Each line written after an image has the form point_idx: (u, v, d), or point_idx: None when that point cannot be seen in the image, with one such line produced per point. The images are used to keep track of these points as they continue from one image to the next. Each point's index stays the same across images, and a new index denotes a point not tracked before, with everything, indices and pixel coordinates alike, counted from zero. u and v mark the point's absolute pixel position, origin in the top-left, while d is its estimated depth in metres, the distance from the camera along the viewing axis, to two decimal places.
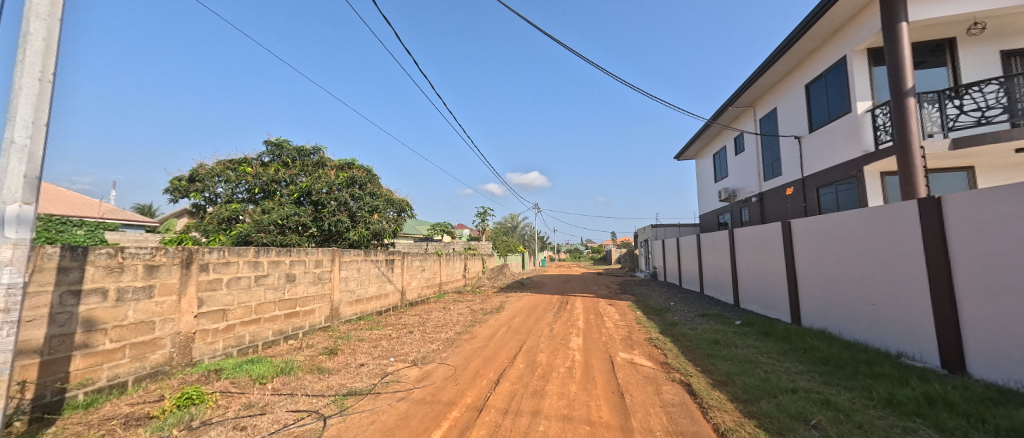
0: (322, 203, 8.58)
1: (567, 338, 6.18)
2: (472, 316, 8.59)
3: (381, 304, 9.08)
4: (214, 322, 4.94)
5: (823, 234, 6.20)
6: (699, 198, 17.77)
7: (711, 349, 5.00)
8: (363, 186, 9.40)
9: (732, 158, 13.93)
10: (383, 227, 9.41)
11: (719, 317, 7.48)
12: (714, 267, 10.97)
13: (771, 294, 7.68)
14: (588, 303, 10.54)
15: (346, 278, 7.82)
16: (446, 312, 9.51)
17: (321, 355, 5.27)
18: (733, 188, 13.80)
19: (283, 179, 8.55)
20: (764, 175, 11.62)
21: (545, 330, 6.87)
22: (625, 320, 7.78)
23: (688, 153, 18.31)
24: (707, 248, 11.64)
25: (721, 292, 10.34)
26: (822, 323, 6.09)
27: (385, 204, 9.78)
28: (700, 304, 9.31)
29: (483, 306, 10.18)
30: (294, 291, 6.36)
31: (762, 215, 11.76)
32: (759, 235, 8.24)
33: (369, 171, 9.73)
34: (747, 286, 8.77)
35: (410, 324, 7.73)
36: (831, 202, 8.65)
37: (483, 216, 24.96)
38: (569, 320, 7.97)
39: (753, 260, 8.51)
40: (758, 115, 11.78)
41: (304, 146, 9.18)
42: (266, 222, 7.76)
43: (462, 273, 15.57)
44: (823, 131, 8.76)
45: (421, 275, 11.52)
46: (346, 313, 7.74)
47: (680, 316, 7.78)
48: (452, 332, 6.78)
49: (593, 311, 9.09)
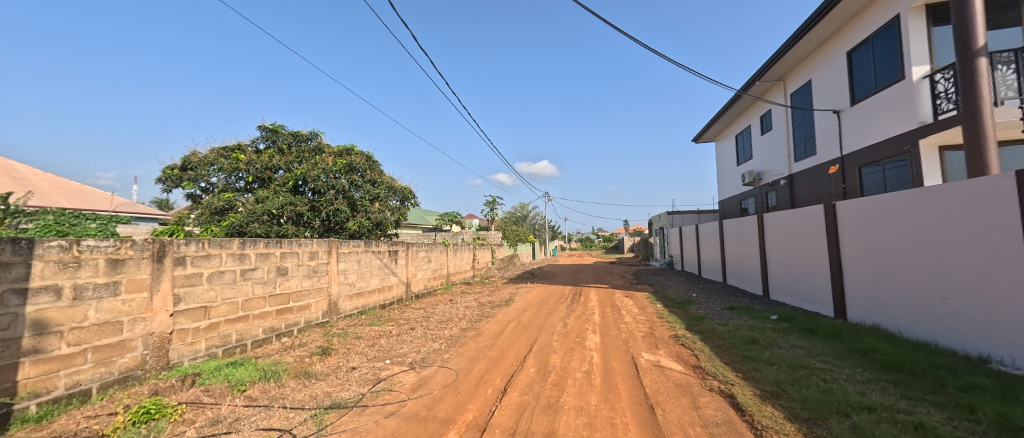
0: (320, 191, 8.07)
1: (583, 335, 5.60)
2: (480, 309, 8.08)
3: (384, 298, 8.63)
4: (194, 321, 4.50)
5: (877, 217, 5.43)
6: (720, 182, 16.82)
7: (750, 350, 4.35)
8: (363, 173, 8.88)
9: (757, 139, 12.98)
10: (384, 216, 8.90)
11: (749, 310, 6.81)
12: (739, 255, 10.20)
13: (807, 285, 6.94)
14: (603, 295, 9.93)
15: (345, 271, 7.36)
16: (453, 305, 9.02)
17: (313, 356, 4.82)
18: (759, 170, 12.88)
19: (279, 166, 8.05)
20: (795, 155, 10.71)
21: (558, 325, 6.31)
22: (646, 314, 7.15)
23: (708, 135, 17.31)
24: (731, 235, 10.84)
25: (747, 283, 9.61)
26: (875, 318, 5.37)
27: (386, 193, 9.27)
28: (725, 296, 8.60)
29: (491, 298, 9.68)
30: (287, 285, 5.91)
31: (792, 199, 10.88)
32: (792, 220, 7.47)
33: (369, 158, 9.21)
34: (777, 276, 8.02)
35: (414, 319, 7.27)
36: (877, 183, 7.80)
37: (492, 205, 24.39)
38: (583, 314, 7.39)
39: (784, 247, 7.76)
40: (789, 89, 10.80)
41: (300, 130, 8.65)
42: (260, 211, 7.28)
43: (471, 264, 15.09)
44: (868, 103, 7.85)
45: (427, 267, 11.05)
46: (346, 308, 7.31)
47: (706, 310, 7.11)
48: (458, 328, 6.26)
49: (609, 304, 8.47)
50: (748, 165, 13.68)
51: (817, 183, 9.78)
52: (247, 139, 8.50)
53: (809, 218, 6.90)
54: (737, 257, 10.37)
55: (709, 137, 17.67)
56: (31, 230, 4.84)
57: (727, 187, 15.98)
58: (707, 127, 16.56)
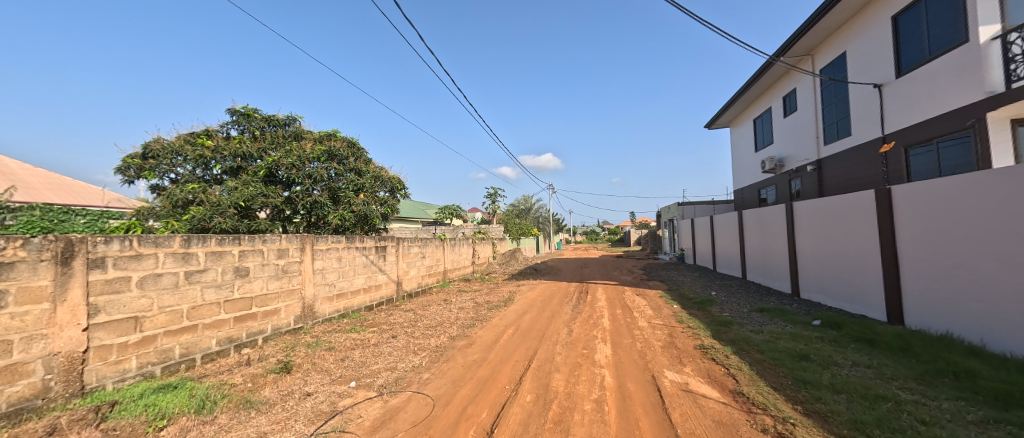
0: (296, 181, 7.22)
1: (591, 346, 4.75)
2: (476, 311, 7.27)
3: (370, 299, 7.84)
4: (120, 335, 3.71)
5: (944, 203, 4.53)
6: (735, 171, 15.80)
7: (804, 369, 3.51)
8: (345, 161, 8.00)
9: (778, 122, 11.96)
10: (370, 209, 8.04)
11: (784, 312, 5.94)
12: (762, 249, 9.31)
13: (850, 284, 6.03)
14: (612, 293, 9.07)
15: (323, 270, 6.56)
16: (447, 305, 8.24)
17: (267, 375, 4.01)
18: (781, 156, 11.88)
19: (251, 154, 7.21)
20: (824, 137, 9.71)
21: (562, 332, 5.47)
22: (662, 317, 6.29)
23: (722, 120, 16.27)
24: (753, 227, 9.86)
25: (773, 279, 8.70)
26: (947, 325, 4.46)
27: (373, 183, 8.38)
28: (750, 295, 7.71)
29: (489, 297, 8.87)
30: (249, 288, 5.12)
31: (821, 186, 9.89)
32: (830, 209, 6.53)
33: (352, 145, 8.34)
34: (812, 273, 7.10)
35: (399, 323, 6.48)
36: (928, 165, 6.83)
37: (494, 197, 23.51)
38: (591, 317, 6.55)
39: (819, 240, 6.84)
40: (819, 64, 9.76)
41: (275, 114, 7.81)
42: (227, 203, 6.48)
43: (470, 260, 14.29)
44: (918, 74, 6.84)
45: (421, 263, 10.26)
46: (324, 311, 6.54)
47: (732, 312, 6.23)
48: (446, 335, 5.44)
49: (620, 304, 7.61)
50: (768, 151, 12.66)
51: (851, 168, 8.80)
52: (216, 124, 7.64)
53: (852, 207, 5.97)
54: (759, 251, 9.47)
55: (723, 123, 16.62)
56: (12, 225, 4.16)
57: (743, 176, 14.97)
58: (721, 112, 15.51)
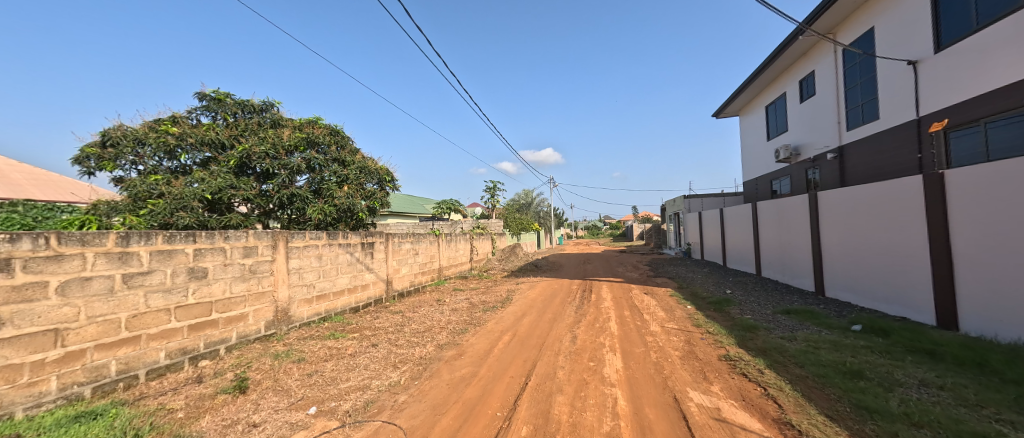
0: (270, 172, 6.54)
1: (598, 356, 4.12)
2: (470, 313, 6.65)
3: (356, 300, 7.22)
4: (35, 352, 3.09)
5: (1009, 188, 3.85)
6: (745, 161, 15.08)
7: (863, 392, 2.87)
8: (326, 150, 7.32)
9: (794, 108, 11.24)
10: (354, 203, 7.35)
11: (815, 315, 5.29)
12: (779, 243, 8.67)
13: (891, 282, 5.36)
14: (617, 291, 8.42)
15: (300, 269, 5.92)
16: (439, 305, 7.63)
17: (216, 396, 3.38)
18: (796, 144, 11.16)
19: (220, 142, 6.51)
20: (847, 122, 9.01)
21: (565, 339, 4.83)
22: (676, 320, 5.64)
23: (731, 109, 15.55)
24: (768, 220, 9.18)
25: (793, 276, 8.06)
26: (1018, 332, 3.78)
27: (359, 174, 7.68)
28: (772, 294, 7.06)
29: (486, 297, 8.24)
30: (208, 292, 4.49)
31: (843, 175, 9.20)
32: (866, 198, 5.83)
33: (335, 133, 7.67)
34: (842, 269, 6.42)
35: (384, 327, 5.87)
36: (973, 149, 6.14)
37: (492, 191, 22.80)
38: (597, 319, 5.91)
39: (851, 233, 6.17)
40: (841, 43, 9.00)
41: (249, 100, 7.13)
42: (190, 196, 5.77)
43: (468, 256, 13.65)
44: (963, 47, 6.12)
45: (414, 261, 9.63)
46: (302, 315, 5.92)
47: (755, 314, 5.59)
48: (434, 343, 4.82)
49: (628, 304, 6.96)
50: (783, 139, 11.94)
51: (877, 155, 8.10)
52: (184, 110, 6.93)
53: (894, 195, 5.27)
54: (776, 245, 8.81)
55: (732, 111, 15.89)
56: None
57: (754, 167, 14.25)
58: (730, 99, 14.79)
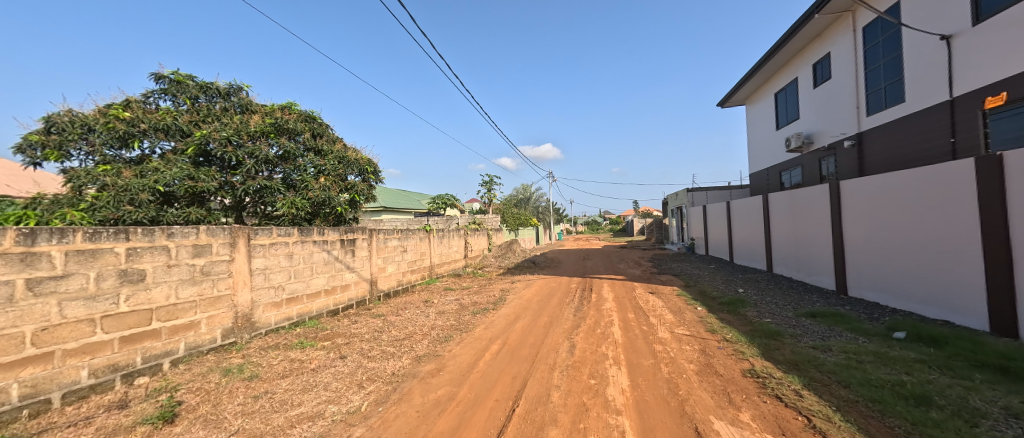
0: (234, 161, 5.85)
1: (600, 373, 3.50)
2: (458, 317, 6.04)
3: (335, 302, 6.60)
4: None
5: None
6: (752, 151, 14.43)
7: (938, 426, 2.26)
8: (299, 138, 6.63)
9: (806, 94, 10.59)
10: (331, 195, 6.68)
11: (845, 319, 4.67)
12: (792, 238, 8.06)
13: (930, 280, 4.78)
14: (620, 290, 7.80)
15: (266, 270, 5.29)
16: (427, 307, 7.03)
17: (133, 429, 2.75)
18: (809, 132, 10.51)
19: (178, 128, 5.84)
20: (866, 107, 8.36)
21: (562, 349, 4.20)
22: (687, 325, 5.02)
23: (737, 97, 14.87)
24: (781, 212, 8.54)
25: (809, 273, 7.46)
26: None
27: (337, 164, 7.00)
28: (790, 294, 6.44)
29: (477, 297, 7.63)
30: (146, 298, 3.85)
31: (862, 164, 8.56)
32: (902, 186, 5.21)
33: (310, 120, 7.01)
34: (870, 265, 5.83)
35: (361, 333, 5.25)
36: (1018, 131, 5.50)
37: (488, 185, 22.12)
38: (598, 324, 5.29)
39: (882, 225, 5.56)
40: (862, 21, 8.31)
41: (211, 83, 6.46)
42: (137, 187, 5.05)
43: (462, 253, 13.05)
44: (1008, 17, 5.46)
45: (402, 258, 9.01)
46: (268, 321, 5.29)
47: (777, 318, 4.96)
48: (412, 355, 4.19)
49: (632, 306, 6.34)
50: (794, 127, 11.28)
51: (902, 141, 7.46)
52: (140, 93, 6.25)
53: (940, 182, 4.62)
54: (790, 240, 8.18)
55: (738, 100, 15.22)
56: None
57: (761, 158, 13.62)
58: (736, 87, 14.12)
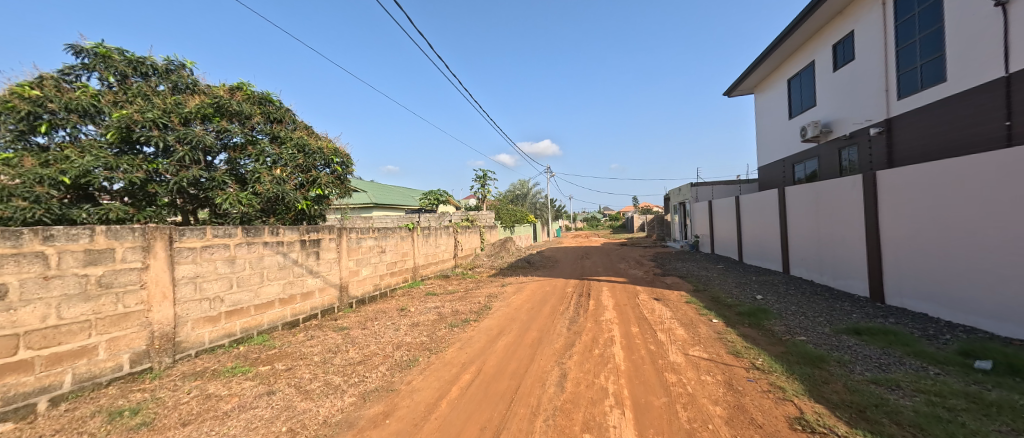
0: (165, 148, 4.85)
1: (597, 423, 2.62)
2: (432, 331, 5.15)
3: (293, 313, 5.72)
4: None
5: None
6: (761, 142, 13.54)
7: None
8: (249, 123, 5.66)
9: (824, 79, 9.70)
10: (287, 189, 5.73)
11: (902, 339, 3.80)
12: (813, 237, 7.20)
13: (1005, 291, 3.94)
14: (621, 296, 6.91)
15: (198, 279, 4.40)
16: (401, 317, 6.15)
17: None
18: (827, 120, 9.62)
19: (98, 109, 4.85)
20: (897, 90, 7.48)
21: (550, 382, 3.32)
22: (704, 344, 4.15)
23: (745, 86, 13.98)
24: (800, 208, 7.65)
25: (835, 276, 6.59)
26: None
27: (296, 153, 6.05)
28: (820, 304, 5.56)
29: (461, 304, 6.75)
30: (7, 321, 2.98)
31: (891, 154, 7.68)
32: (965, 177, 4.35)
33: (264, 102, 6.07)
34: (917, 270, 4.99)
35: (312, 353, 4.37)
36: None
37: (482, 180, 21.17)
38: (596, 342, 4.42)
39: (935, 223, 4.71)
40: None
41: (144, 59, 5.49)
42: (34, 178, 4.04)
43: (451, 252, 12.14)
44: None
45: (379, 260, 8.11)
46: (200, 340, 4.41)
47: (815, 337, 4.09)
48: (361, 388, 3.32)
49: (636, 316, 5.47)
50: (809, 115, 10.40)
51: (943, 126, 6.57)
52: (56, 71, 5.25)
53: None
54: (811, 239, 7.31)
55: (746, 89, 14.33)
56: None
57: (771, 149, 12.75)
58: (745, 74, 13.23)
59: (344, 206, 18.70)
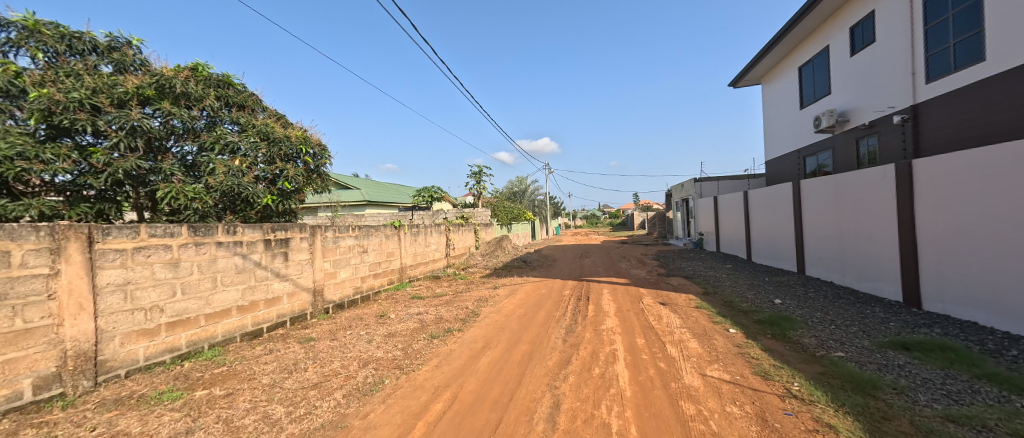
0: (99, 134, 4.11)
1: None
2: (408, 343, 4.50)
3: (254, 322, 5.07)
4: None
5: None
6: (769, 135, 12.88)
7: None
8: (202, 106, 4.99)
9: (840, 65, 9.04)
10: (245, 182, 5.04)
11: (963, 356, 3.16)
12: (834, 234, 6.57)
13: None
14: (624, 300, 6.26)
15: (129, 285, 3.75)
16: (378, 324, 5.50)
17: None
18: (844, 108, 8.97)
19: (20, 89, 4.03)
20: (925, 73, 6.82)
21: (539, 416, 2.67)
22: (723, 361, 3.51)
23: (752, 75, 13.31)
24: (819, 203, 6.99)
25: (861, 278, 5.95)
26: None
27: (259, 141, 5.36)
28: (849, 310, 4.92)
29: (446, 310, 6.11)
30: None
31: (918, 143, 7.03)
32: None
33: (223, 85, 5.39)
34: (962, 272, 4.35)
35: (264, 373, 3.73)
36: None
37: (477, 176, 20.50)
38: (596, 358, 3.77)
39: (986, 218, 4.05)
40: None
41: (78, 34, 4.77)
42: None
43: (442, 252, 11.48)
44: None
45: (360, 260, 7.45)
46: (133, 358, 3.76)
47: (854, 353, 3.46)
48: (304, 424, 2.67)
49: (641, 325, 4.82)
50: (823, 104, 9.74)
51: (981, 111, 5.91)
52: None
53: None
54: (831, 236, 6.67)
55: (754, 79, 13.66)
56: None
57: (780, 142, 12.09)
58: (752, 63, 12.56)
59: (335, 204, 18.07)
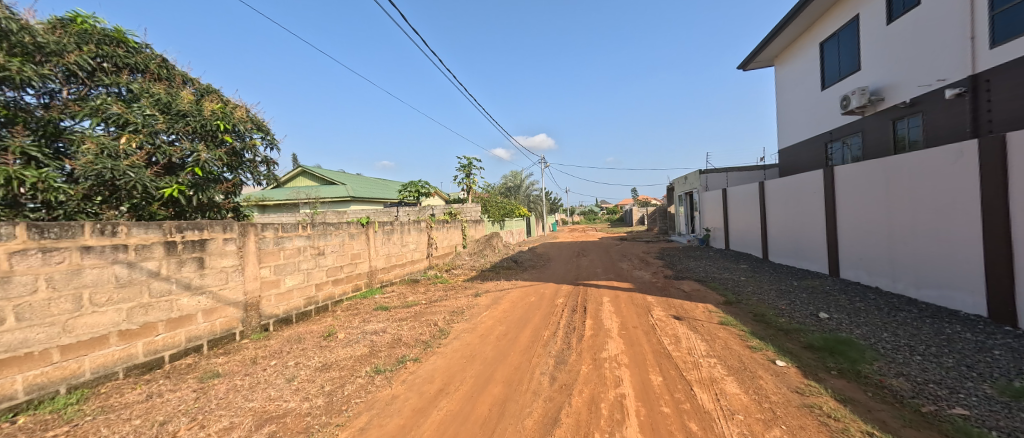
0: None
1: None
2: (340, 383, 3.31)
3: (147, 351, 3.86)
4: None
5: None
6: (784, 121, 11.72)
7: None
8: (69, 64, 3.72)
9: (873, 35, 7.87)
10: (129, 167, 3.82)
11: None
12: (883, 229, 5.42)
13: None
14: (629, 314, 5.07)
15: None
16: (317, 350, 4.30)
17: None
18: (879, 85, 7.80)
19: None
20: (988, 36, 5.66)
21: None
22: (789, 424, 2.32)
23: (764, 56, 12.13)
24: (862, 192, 5.82)
25: (922, 284, 4.81)
26: None
27: (155, 113, 4.22)
28: (920, 330, 3.80)
29: (409, 328, 4.92)
30: None
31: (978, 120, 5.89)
32: None
33: (109, 42, 4.16)
34: None
35: None
36: None
37: (467, 170, 19.31)
38: (596, 414, 2.58)
39: None
40: None
41: None
42: None
43: (422, 252, 10.26)
44: None
45: (312, 265, 6.23)
46: None
47: (985, 411, 2.30)
48: None
49: (654, 352, 3.64)
50: (851, 83, 8.58)
51: None
52: None
53: None
54: (879, 233, 5.52)
55: (765, 60, 12.50)
56: None
57: (798, 128, 10.93)
58: (765, 42, 11.39)
59: (314, 202, 16.80)
